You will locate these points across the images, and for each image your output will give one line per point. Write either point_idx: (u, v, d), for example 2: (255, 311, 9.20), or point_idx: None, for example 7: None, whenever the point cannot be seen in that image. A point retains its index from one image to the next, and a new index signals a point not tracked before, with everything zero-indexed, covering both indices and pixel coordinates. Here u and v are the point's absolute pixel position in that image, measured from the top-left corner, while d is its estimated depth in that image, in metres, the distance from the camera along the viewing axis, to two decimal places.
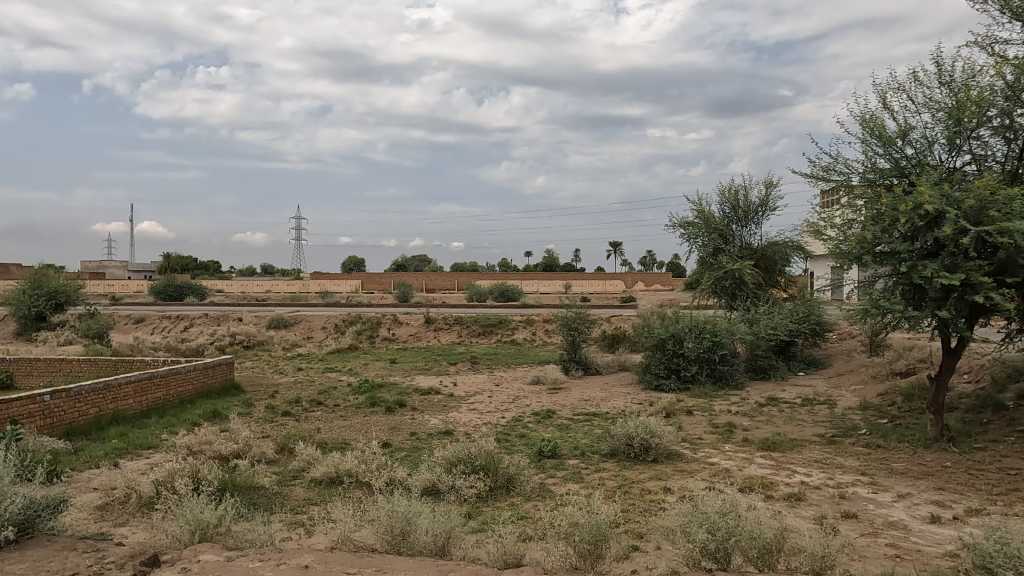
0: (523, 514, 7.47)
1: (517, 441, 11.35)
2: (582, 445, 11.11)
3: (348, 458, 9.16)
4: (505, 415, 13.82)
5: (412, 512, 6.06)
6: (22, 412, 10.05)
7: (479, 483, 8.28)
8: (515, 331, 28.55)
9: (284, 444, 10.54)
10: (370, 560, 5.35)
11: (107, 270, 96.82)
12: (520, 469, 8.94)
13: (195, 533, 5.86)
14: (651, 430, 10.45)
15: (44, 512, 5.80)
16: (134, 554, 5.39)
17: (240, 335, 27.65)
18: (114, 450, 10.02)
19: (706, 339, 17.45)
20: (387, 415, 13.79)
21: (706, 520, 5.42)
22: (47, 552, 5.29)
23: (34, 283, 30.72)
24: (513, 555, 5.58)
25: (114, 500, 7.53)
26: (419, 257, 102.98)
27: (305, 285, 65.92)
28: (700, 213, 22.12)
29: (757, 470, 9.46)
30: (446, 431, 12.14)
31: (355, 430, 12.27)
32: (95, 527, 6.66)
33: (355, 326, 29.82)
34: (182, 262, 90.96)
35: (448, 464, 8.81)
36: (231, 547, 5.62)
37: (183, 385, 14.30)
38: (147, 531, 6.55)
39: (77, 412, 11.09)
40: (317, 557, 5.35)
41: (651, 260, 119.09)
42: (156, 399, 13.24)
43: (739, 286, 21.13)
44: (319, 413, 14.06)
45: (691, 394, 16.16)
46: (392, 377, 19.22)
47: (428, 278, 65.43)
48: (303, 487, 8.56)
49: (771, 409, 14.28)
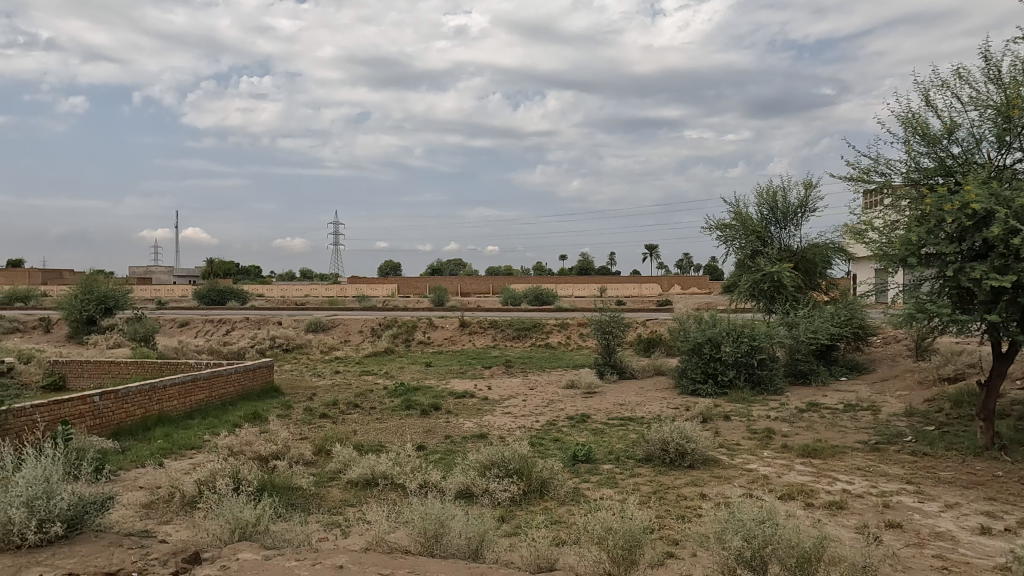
0: (557, 518, 7.45)
1: (551, 445, 11.31)
2: (618, 449, 11.03)
3: (383, 460, 9.27)
4: (540, 419, 13.84)
5: (445, 514, 6.10)
6: (73, 413, 10.45)
7: (514, 486, 8.30)
8: (550, 334, 28.54)
9: (322, 445, 10.72)
10: (405, 561, 5.42)
11: (154, 276, 100.02)
12: (553, 473, 8.90)
13: (235, 532, 6.00)
14: (687, 435, 10.30)
15: (92, 509, 6.00)
16: (176, 551, 5.52)
17: (280, 339, 28.25)
18: (159, 450, 10.34)
19: (744, 343, 17.17)
20: (422, 418, 13.95)
21: (742, 528, 5.35)
22: (95, 548, 5.49)
23: (85, 288, 31.90)
24: (547, 559, 5.60)
25: (158, 498, 7.74)
26: (455, 262, 103.79)
27: (343, 289, 66.86)
28: (738, 215, 21.74)
29: (796, 477, 9.27)
30: (481, 434, 12.19)
31: (391, 433, 12.41)
32: (140, 524, 6.88)
33: (391, 330, 30.14)
34: (224, 268, 93.47)
35: (483, 466, 8.86)
36: (269, 547, 5.76)
37: (225, 387, 14.65)
38: (189, 529, 6.73)
39: (125, 413, 11.48)
40: (351, 557, 5.43)
41: (687, 262, 117.74)
42: (199, 401, 13.62)
43: (778, 289, 20.62)
44: (356, 415, 14.25)
45: (729, 400, 15.87)
46: (427, 380, 19.30)
47: (463, 282, 65.94)
48: (340, 488, 8.69)
49: (812, 414, 13.96)
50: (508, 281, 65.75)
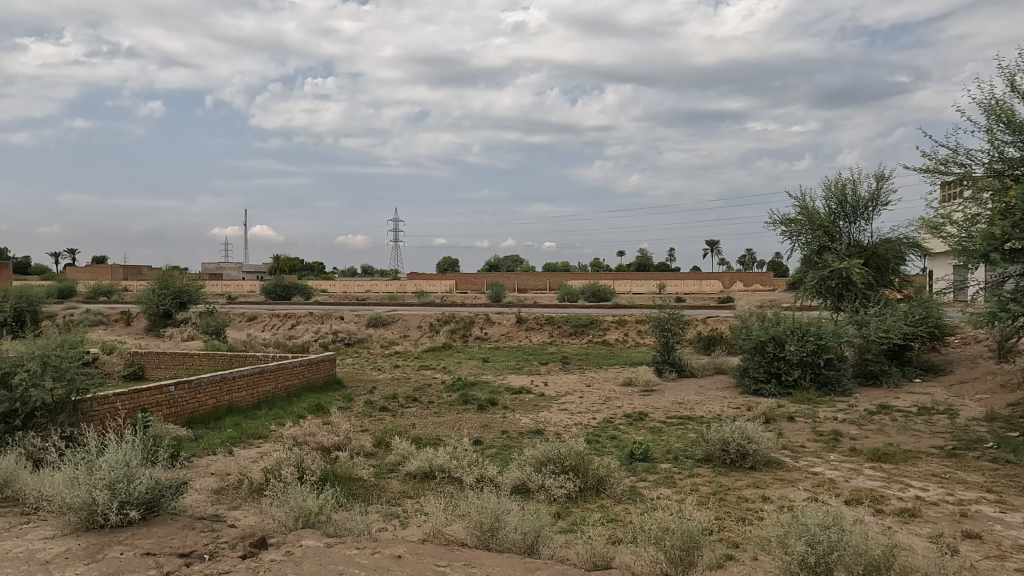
0: (613, 517, 7.39)
1: (607, 443, 11.23)
2: (676, 448, 10.85)
3: (440, 453, 9.42)
4: (597, 416, 13.76)
5: (501, 509, 6.16)
6: (151, 402, 11.04)
7: (570, 483, 8.28)
8: (607, 331, 28.29)
9: (382, 438, 10.95)
10: (462, 553, 5.49)
11: (225, 272, 104.36)
12: (610, 470, 8.83)
13: (299, 519, 6.21)
14: (748, 435, 10.05)
15: (168, 492, 6.32)
16: (244, 536, 5.76)
17: (342, 333, 29.05)
18: (229, 438, 10.81)
19: (810, 342, 16.59)
20: (479, 413, 14.08)
21: (806, 532, 5.20)
22: (170, 530, 5.78)
23: (162, 283, 33.60)
24: (603, 557, 5.58)
25: (228, 485, 8.09)
26: (512, 258, 104.23)
27: (403, 284, 68.07)
28: (804, 210, 20.98)
29: (865, 482, 8.90)
30: (537, 430, 12.22)
31: (448, 427, 12.59)
32: (211, 509, 7.21)
33: (449, 325, 30.52)
34: (290, 264, 96.69)
35: (539, 462, 8.88)
36: (331, 535, 5.94)
37: (290, 379, 15.18)
38: (256, 515, 7.00)
39: (198, 403, 12.05)
40: (409, 548, 5.53)
41: (750, 259, 114.47)
42: (266, 392, 14.15)
43: (847, 286, 19.83)
44: (414, 409, 14.51)
45: (794, 400, 15.38)
46: (484, 376, 19.47)
47: (520, 278, 66.16)
48: (399, 480, 8.87)
49: (883, 417, 13.36)
50: (565, 277, 65.59)
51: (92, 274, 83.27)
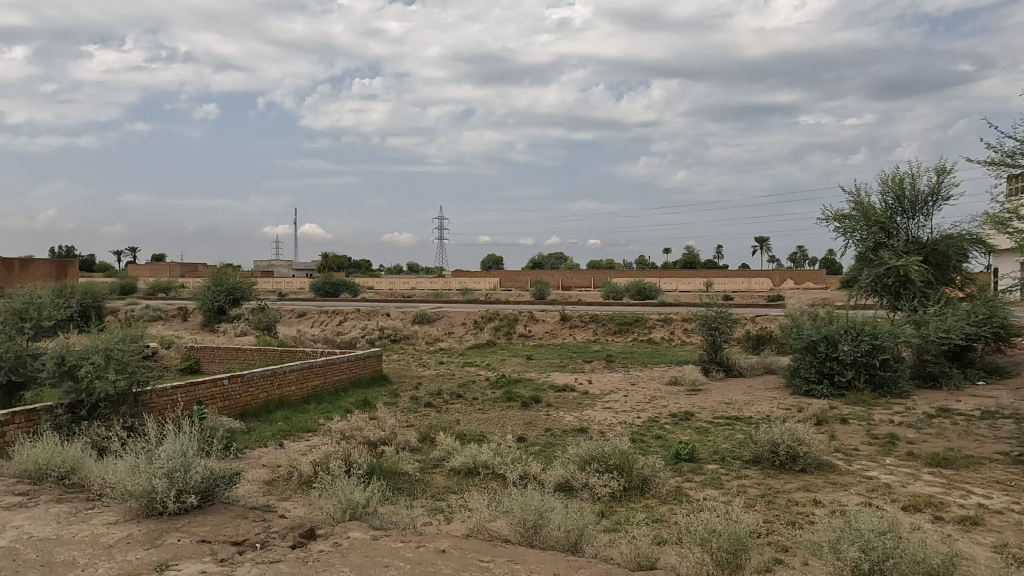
0: (658, 517, 7.31)
1: (652, 442, 11.11)
2: (723, 449, 10.65)
3: (484, 449, 9.47)
4: (642, 415, 13.61)
5: (545, 506, 6.16)
6: (206, 394, 11.43)
7: (614, 482, 8.22)
8: (653, 329, 27.94)
9: (426, 433, 11.08)
10: (505, 549, 5.50)
11: (275, 269, 107.20)
12: (655, 470, 8.72)
13: (346, 511, 6.34)
14: (799, 437, 9.79)
15: (222, 483, 6.54)
16: (294, 526, 5.91)
17: (388, 330, 29.50)
18: (280, 431, 11.10)
19: (864, 341, 16.06)
20: (523, 410, 14.10)
21: (860, 538, 5.04)
22: (224, 519, 5.97)
23: (217, 280, 34.74)
24: (647, 558, 5.52)
25: (279, 476, 8.31)
26: (557, 255, 103.96)
27: (448, 282, 68.65)
28: (859, 205, 20.29)
29: (924, 488, 8.56)
30: (581, 428, 12.16)
31: (492, 423, 12.64)
32: (263, 499, 7.43)
33: (493, 322, 30.65)
34: (338, 262, 98.65)
35: (582, 461, 8.85)
36: (377, 527, 6.04)
37: (338, 374, 15.49)
38: (306, 506, 7.17)
39: (250, 396, 12.42)
40: (454, 542, 5.58)
41: (802, 256, 111.33)
42: (315, 386, 14.48)
43: (905, 285, 19.10)
44: (459, 405, 14.62)
45: (847, 402, 14.90)
46: (528, 373, 19.48)
47: (564, 275, 65.95)
48: (443, 475, 8.96)
49: (943, 421, 12.83)
50: (609, 275, 65.08)
51: (152, 272, 86.71)
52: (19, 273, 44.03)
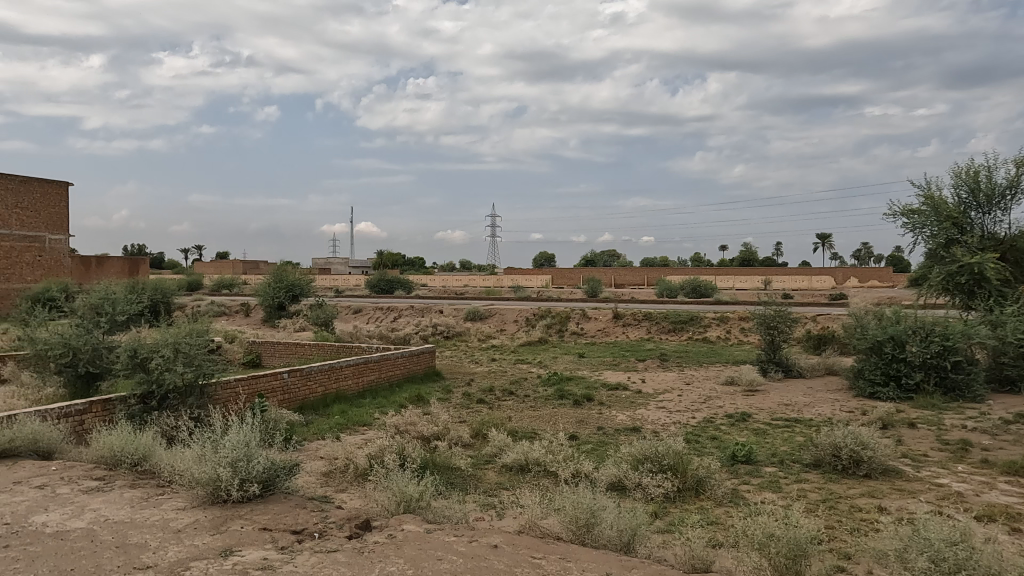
0: (713, 519, 7.16)
1: (708, 443, 10.89)
2: (782, 452, 10.35)
3: (536, 447, 9.48)
4: (697, 415, 13.36)
5: (597, 505, 6.13)
6: (267, 387, 11.82)
7: (667, 483, 8.11)
8: (708, 328, 27.38)
9: (479, 429, 11.16)
10: (556, 547, 5.50)
11: (333, 267, 109.89)
12: (710, 471, 8.55)
13: (401, 504, 6.45)
14: (863, 441, 9.43)
15: (282, 473, 6.75)
16: (351, 517, 6.04)
17: (441, 326, 29.85)
18: (337, 425, 11.37)
19: (934, 343, 15.34)
20: (575, 408, 14.03)
21: (929, 548, 4.82)
22: (285, 508, 6.16)
23: (277, 276, 35.91)
24: (702, 560, 5.42)
25: (335, 469, 8.52)
26: (610, 253, 103.11)
27: (500, 279, 68.93)
28: (929, 200, 19.36)
29: (999, 497, 8.12)
30: (634, 428, 12.02)
31: (544, 421, 12.63)
32: (321, 490, 7.63)
33: (545, 320, 30.62)
34: (393, 259, 100.36)
35: (635, 460, 8.76)
36: (431, 521, 6.13)
37: (393, 369, 15.77)
38: (361, 498, 7.33)
39: (308, 390, 12.77)
40: (506, 538, 5.61)
41: (866, 253, 107.13)
42: (370, 381, 14.78)
43: (979, 283, 18.13)
44: (511, 402, 14.67)
45: (915, 405, 14.26)
46: (581, 371, 19.38)
47: (617, 273, 65.30)
48: (495, 471, 9.01)
49: (1021, 427, 12.12)
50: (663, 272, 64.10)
51: (217, 269, 90.23)
52: (96, 270, 46.49)
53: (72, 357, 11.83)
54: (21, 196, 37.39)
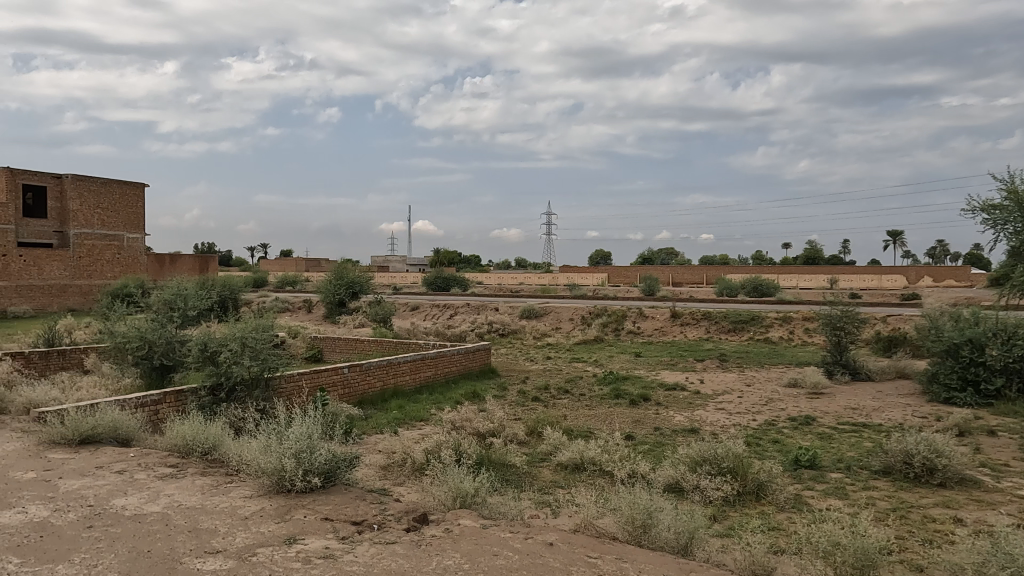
0: (774, 525, 6.95)
1: (769, 447, 10.58)
2: (848, 457, 9.95)
3: (592, 446, 9.42)
4: (758, 417, 13.00)
5: (654, 507, 6.05)
6: (329, 381, 12.15)
7: (727, 486, 7.92)
8: (770, 328, 26.58)
9: (534, 427, 11.16)
10: (612, 547, 5.44)
11: (391, 264, 111.99)
12: (772, 476, 8.31)
13: (457, 499, 6.51)
14: (937, 448, 8.97)
15: (344, 465, 6.92)
16: (409, 510, 6.14)
17: (497, 324, 30.01)
18: (395, 419, 11.59)
19: (1017, 346, 14.45)
20: (631, 408, 13.87)
21: (1011, 563, 4.55)
22: (345, 499, 6.31)
23: (338, 274, 36.91)
24: (763, 566, 5.27)
25: (393, 462, 8.68)
26: (667, 251, 101.65)
27: (555, 278, 68.76)
28: (1012, 195, 18.23)
29: None
30: (692, 429, 11.79)
31: (600, 420, 12.53)
32: (380, 483, 7.79)
33: (601, 318, 30.37)
34: (449, 257, 101.55)
35: (693, 462, 8.59)
36: (487, 517, 6.16)
37: (449, 366, 15.95)
38: (418, 492, 7.45)
39: (367, 384, 13.06)
40: (561, 536, 5.59)
41: (941, 251, 101.89)
42: (427, 377, 14.99)
43: None
44: (566, 400, 14.62)
45: (995, 412, 13.47)
46: (637, 371, 19.12)
47: (675, 271, 64.20)
48: (550, 469, 8.99)
49: None
50: (722, 271, 62.65)
51: (281, 267, 93.33)
52: (169, 267, 48.81)
53: (148, 350, 12.53)
54: (102, 197, 39.57)
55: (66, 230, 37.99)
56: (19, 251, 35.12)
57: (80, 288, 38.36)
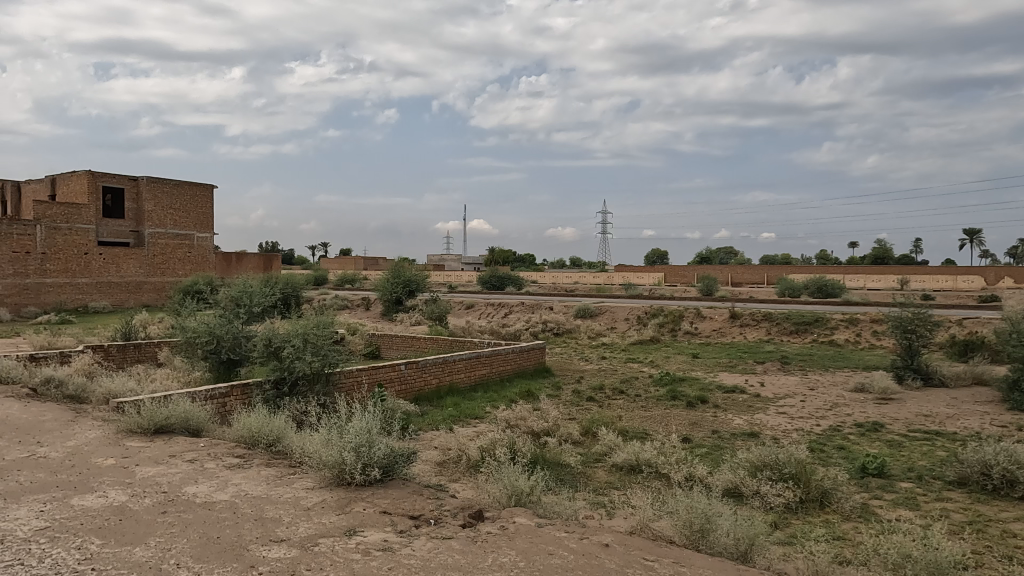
0: (839, 534, 6.70)
1: (834, 453, 10.20)
2: (920, 467, 9.49)
3: (648, 448, 9.29)
4: (822, 422, 12.55)
5: (712, 511, 5.92)
6: (386, 378, 12.39)
7: (789, 492, 7.67)
8: (835, 331, 25.63)
9: (589, 427, 11.09)
10: (669, 550, 5.35)
11: (447, 263, 113.36)
12: (837, 483, 8.00)
13: (512, 497, 6.53)
14: (1018, 460, 8.46)
15: (401, 460, 7.04)
16: (465, 507, 6.19)
17: (551, 323, 29.97)
18: (450, 416, 11.72)
19: None
20: (688, 410, 13.62)
21: None
22: (403, 494, 6.42)
23: (395, 272, 37.59)
24: None
25: (449, 459, 8.78)
26: (726, 249, 99.40)
27: (611, 277, 68.16)
28: None
29: None
30: (752, 433, 11.48)
31: (656, 421, 12.34)
32: (436, 479, 7.89)
33: (657, 319, 29.92)
34: (504, 256, 102.02)
35: (753, 467, 8.37)
36: (542, 515, 6.15)
37: (503, 364, 16.01)
38: (474, 489, 7.51)
39: (423, 381, 13.25)
40: (617, 538, 5.54)
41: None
42: (482, 375, 15.09)
43: None
44: (621, 401, 14.47)
45: None
46: (694, 372, 18.76)
47: (734, 270, 62.69)
48: (605, 470, 8.91)
49: None
50: (784, 270, 60.79)
51: (341, 265, 95.73)
52: (236, 265, 50.75)
53: (217, 344, 13.08)
54: (174, 198, 41.47)
55: (142, 230, 39.97)
56: (99, 250, 37.17)
57: (154, 285, 40.31)
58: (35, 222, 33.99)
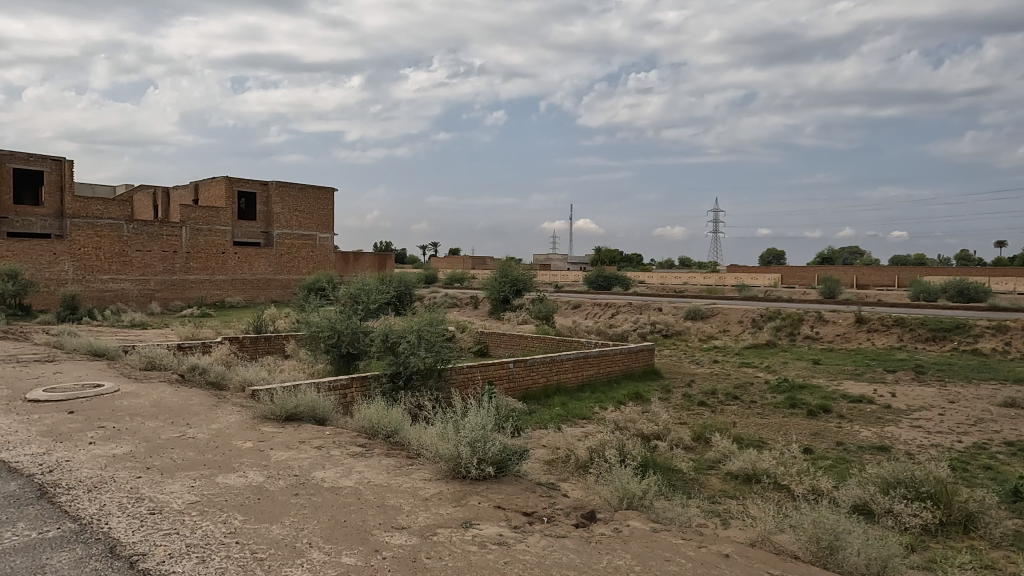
0: (989, 562, 6.07)
1: (980, 473, 9.23)
2: None
3: (765, 457, 8.84)
4: (965, 439, 11.41)
5: (842, 528, 5.53)
6: (495, 375, 12.56)
7: (927, 513, 7.03)
8: (979, 339, 23.29)
9: (701, 433, 10.71)
10: (794, 566, 5.05)
11: (552, 262, 113.76)
12: (985, 506, 7.24)
13: (623, 500, 6.40)
14: None
15: (514, 457, 7.10)
16: (577, 507, 6.15)
17: (661, 325, 29.27)
18: (557, 416, 11.71)
19: None
20: (809, 419, 12.84)
21: None
22: (516, 490, 6.47)
23: (502, 272, 38.09)
24: None
25: (558, 458, 8.77)
26: (851, 250, 93.26)
27: (723, 278, 65.70)
28: None
29: None
30: (882, 446, 10.64)
31: (773, 430, 11.72)
32: (546, 477, 7.90)
33: (774, 322, 28.45)
34: (610, 256, 100.91)
35: (885, 483, 7.75)
36: (655, 520, 5.99)
37: (611, 365, 15.80)
38: (584, 489, 7.45)
39: (531, 380, 13.34)
40: (738, 549, 5.29)
41: None
42: (589, 375, 14.98)
43: None
44: (736, 407, 13.88)
45: None
46: (816, 379, 17.66)
47: (860, 271, 58.58)
48: (719, 478, 8.57)
49: None
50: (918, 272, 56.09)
51: (450, 264, 98.42)
52: (353, 264, 53.40)
53: (337, 339, 13.78)
54: (299, 201, 44.28)
55: (271, 231, 42.96)
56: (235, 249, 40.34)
57: (281, 282, 43.23)
58: (181, 223, 37.36)
